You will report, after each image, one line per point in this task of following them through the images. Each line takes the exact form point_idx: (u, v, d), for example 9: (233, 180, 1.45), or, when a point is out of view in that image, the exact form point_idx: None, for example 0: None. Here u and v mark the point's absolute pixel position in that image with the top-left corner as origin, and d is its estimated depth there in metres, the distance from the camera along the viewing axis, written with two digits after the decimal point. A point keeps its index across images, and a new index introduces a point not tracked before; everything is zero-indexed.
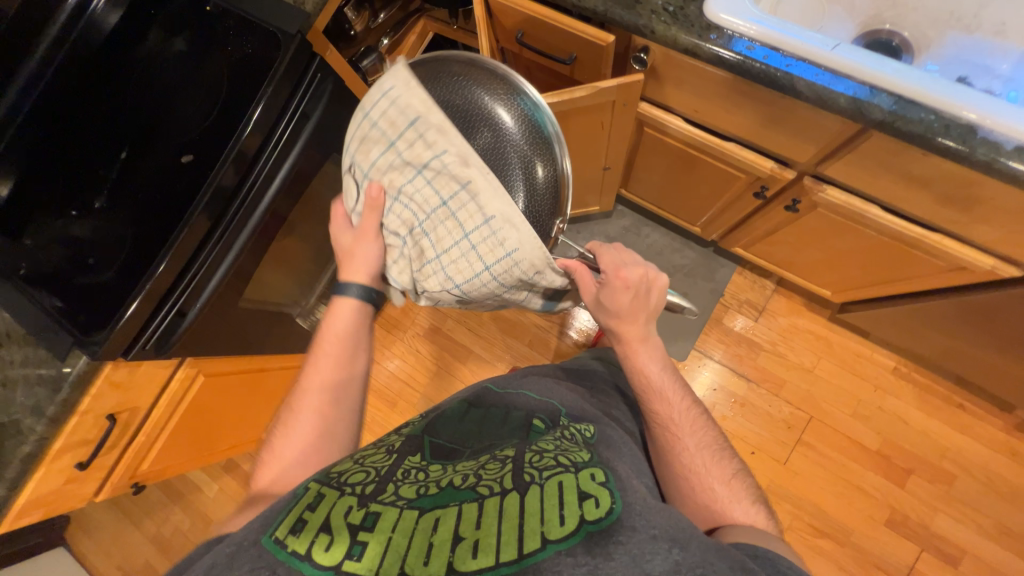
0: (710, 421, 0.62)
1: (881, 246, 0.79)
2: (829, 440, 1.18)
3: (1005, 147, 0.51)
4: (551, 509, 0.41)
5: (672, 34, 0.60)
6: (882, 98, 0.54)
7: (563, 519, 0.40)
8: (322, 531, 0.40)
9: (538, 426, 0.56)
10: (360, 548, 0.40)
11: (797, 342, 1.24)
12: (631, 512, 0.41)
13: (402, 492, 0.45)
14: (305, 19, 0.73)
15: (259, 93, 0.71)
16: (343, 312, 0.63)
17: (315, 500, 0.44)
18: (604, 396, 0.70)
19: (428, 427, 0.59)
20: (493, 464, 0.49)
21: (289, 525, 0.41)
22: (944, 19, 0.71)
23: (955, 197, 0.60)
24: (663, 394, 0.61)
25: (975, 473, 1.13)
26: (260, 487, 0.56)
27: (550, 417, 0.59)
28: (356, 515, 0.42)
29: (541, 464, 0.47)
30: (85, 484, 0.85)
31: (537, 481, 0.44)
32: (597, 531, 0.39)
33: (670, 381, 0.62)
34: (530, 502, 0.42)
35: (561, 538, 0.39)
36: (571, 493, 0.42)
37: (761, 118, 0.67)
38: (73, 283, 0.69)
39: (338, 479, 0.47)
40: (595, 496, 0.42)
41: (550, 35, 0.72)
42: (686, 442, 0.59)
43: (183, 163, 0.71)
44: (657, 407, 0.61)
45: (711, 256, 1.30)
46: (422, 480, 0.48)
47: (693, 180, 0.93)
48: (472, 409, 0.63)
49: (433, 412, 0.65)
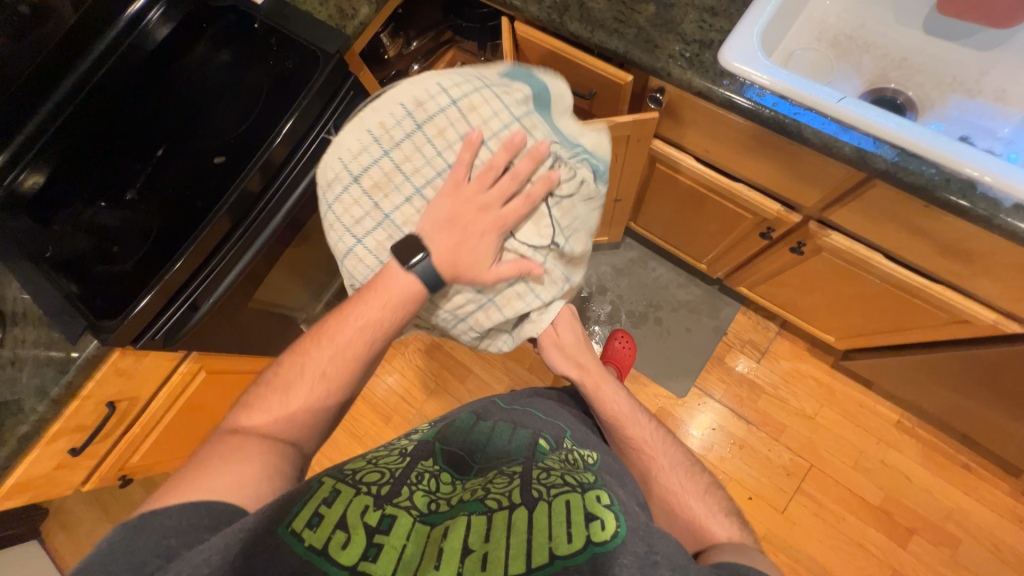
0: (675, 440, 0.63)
1: (886, 296, 0.80)
2: (829, 491, 1.15)
3: (1004, 204, 0.53)
4: (559, 527, 0.41)
5: (688, 77, 0.63)
6: (885, 150, 0.57)
7: (570, 538, 0.40)
8: (338, 528, 0.40)
9: (543, 445, 0.55)
10: (375, 550, 0.40)
11: (800, 387, 1.23)
12: (635, 536, 0.40)
13: (415, 501, 0.46)
14: (344, 41, 0.78)
15: (293, 105, 0.75)
16: (392, 292, 0.54)
17: (330, 495, 0.43)
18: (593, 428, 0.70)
19: (439, 435, 0.58)
20: (501, 479, 0.49)
21: (305, 518, 0.40)
22: (948, 83, 0.74)
23: (957, 249, 0.62)
24: (631, 420, 0.63)
25: (981, 539, 1.09)
26: (243, 428, 0.50)
27: (556, 439, 0.58)
28: (372, 516, 0.42)
29: (549, 482, 0.47)
30: (75, 471, 0.85)
31: (544, 498, 0.44)
32: (603, 552, 0.38)
33: (631, 406, 0.65)
34: (537, 518, 0.42)
35: (567, 555, 0.38)
36: (578, 513, 0.42)
37: (768, 161, 0.70)
38: (94, 269, 0.71)
39: (353, 478, 0.47)
40: (601, 517, 0.42)
41: (573, 71, 0.75)
42: (658, 461, 0.59)
43: (214, 163, 0.75)
44: (629, 431, 0.62)
45: (716, 294, 1.31)
46: (432, 493, 0.47)
47: (702, 218, 0.95)
48: (479, 422, 0.61)
49: (440, 420, 0.64)
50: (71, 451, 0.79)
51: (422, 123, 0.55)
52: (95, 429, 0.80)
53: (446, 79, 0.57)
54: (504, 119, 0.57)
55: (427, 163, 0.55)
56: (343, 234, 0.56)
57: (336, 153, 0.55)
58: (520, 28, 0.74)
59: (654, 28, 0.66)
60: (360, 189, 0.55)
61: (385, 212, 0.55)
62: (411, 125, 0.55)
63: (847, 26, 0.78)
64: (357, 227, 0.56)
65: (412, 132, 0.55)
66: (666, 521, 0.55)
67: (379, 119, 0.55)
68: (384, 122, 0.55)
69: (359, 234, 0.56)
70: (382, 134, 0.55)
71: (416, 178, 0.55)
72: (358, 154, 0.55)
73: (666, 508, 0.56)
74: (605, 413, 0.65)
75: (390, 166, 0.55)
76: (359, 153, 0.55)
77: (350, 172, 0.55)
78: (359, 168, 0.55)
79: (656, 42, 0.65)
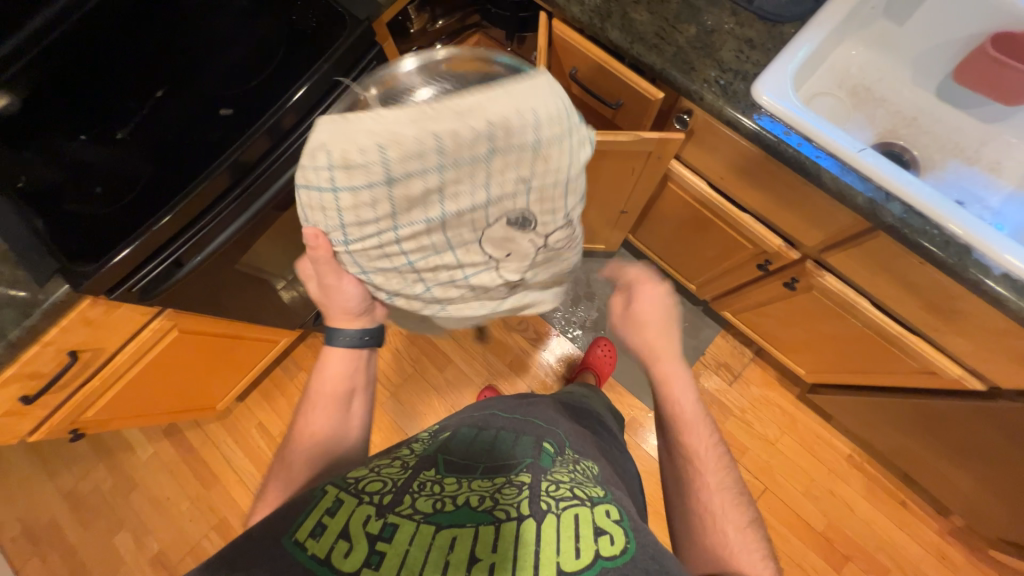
0: (732, 466, 0.61)
1: (862, 339, 0.85)
2: (779, 514, 1.21)
3: (993, 271, 0.56)
4: (568, 541, 0.42)
5: (719, 105, 0.64)
6: (895, 206, 0.59)
7: (578, 552, 0.41)
8: (340, 537, 0.41)
9: (548, 450, 0.55)
10: (378, 558, 0.40)
11: (765, 413, 1.28)
12: (645, 554, 0.42)
13: (418, 506, 0.45)
14: (376, 9, 0.75)
15: (314, 67, 0.71)
16: (343, 362, 0.65)
17: (334, 505, 0.45)
18: (613, 451, 0.65)
19: (442, 444, 0.56)
20: (510, 489, 0.47)
21: (309, 528, 0.42)
22: (948, 148, 0.78)
23: (940, 306, 0.66)
24: (691, 428, 0.62)
25: (906, 571, 1.18)
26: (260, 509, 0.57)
27: (559, 445, 0.57)
28: (374, 525, 0.42)
29: (557, 493, 0.46)
30: (23, 420, 0.79)
31: (553, 510, 0.44)
32: (612, 567, 0.40)
33: (696, 415, 0.63)
34: (546, 531, 0.42)
35: (576, 570, 0.40)
36: (587, 527, 0.43)
37: (780, 200, 0.73)
38: (64, 205, 0.66)
39: (356, 486, 0.47)
40: (610, 532, 0.43)
41: (603, 80, 0.75)
42: (708, 475, 0.59)
43: (220, 115, 0.71)
44: (686, 437, 0.62)
45: (700, 315, 1.35)
46: (437, 494, 0.47)
47: (702, 242, 0.98)
48: (481, 433, 0.58)
49: (443, 427, 0.62)
50: (23, 398, 0.74)
51: (493, 151, 0.48)
52: (53, 378, 0.74)
53: (543, 112, 0.48)
54: (561, 174, 0.53)
55: (470, 191, 0.50)
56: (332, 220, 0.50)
57: (381, 139, 0.45)
58: (558, 27, 0.74)
59: (693, 50, 0.66)
60: (387, 192, 0.48)
61: (398, 224, 0.51)
62: (482, 150, 0.47)
63: (867, 77, 0.81)
64: (358, 223, 0.50)
65: (477, 158, 0.48)
66: (690, 528, 0.57)
67: (453, 130, 0.46)
68: (455, 134, 0.46)
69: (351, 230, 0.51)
70: (447, 149, 0.46)
71: (450, 203, 0.50)
72: (400, 158, 0.46)
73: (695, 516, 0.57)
74: (667, 410, 0.64)
75: (434, 183, 0.48)
76: (410, 156, 0.46)
77: (387, 171, 0.46)
78: (399, 173, 0.46)
79: (693, 64, 0.66)
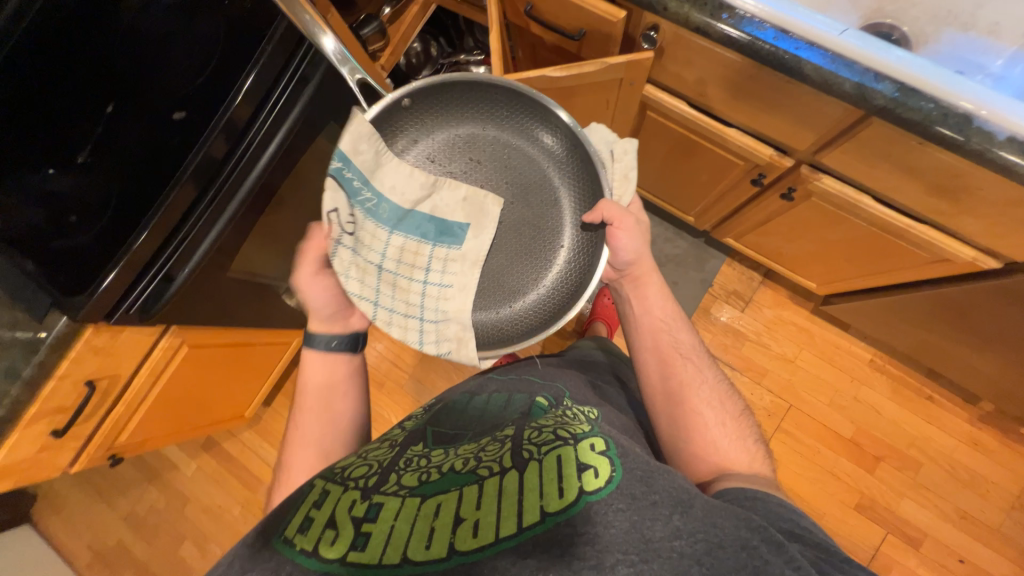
0: (710, 366, 0.63)
1: (870, 239, 0.82)
2: (806, 428, 1.22)
3: (998, 137, 0.53)
4: (551, 483, 0.42)
5: (684, 12, 0.60)
6: (886, 86, 0.55)
7: (561, 492, 0.41)
8: (327, 526, 0.42)
9: (542, 404, 0.55)
10: (364, 538, 0.41)
11: (781, 333, 1.28)
12: (632, 479, 0.43)
13: (403, 481, 0.47)
14: None
15: (256, 53, 0.67)
16: (324, 368, 0.66)
17: (320, 497, 0.45)
18: (606, 385, 0.66)
19: (432, 418, 0.59)
20: (492, 445, 0.49)
21: (297, 524, 0.43)
22: (942, 17, 0.73)
23: (946, 188, 0.63)
24: (666, 332, 0.65)
25: (941, 463, 1.18)
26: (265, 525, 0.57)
27: (555, 398, 0.57)
28: (360, 508, 0.44)
29: (540, 439, 0.46)
30: (61, 454, 0.82)
31: (536, 457, 0.44)
32: (596, 501, 0.41)
33: (669, 321, 0.66)
34: (529, 478, 0.43)
35: (558, 511, 0.40)
36: (570, 465, 0.43)
37: (766, 107, 0.69)
38: (50, 246, 0.62)
39: (341, 475, 0.48)
40: (595, 466, 0.43)
41: (560, 9, 0.71)
42: (693, 382, 0.60)
43: (176, 119, 0.64)
44: (664, 340, 0.64)
45: (703, 247, 1.32)
46: (422, 467, 0.49)
47: (692, 168, 0.94)
48: (474, 398, 0.62)
49: (435, 403, 0.64)
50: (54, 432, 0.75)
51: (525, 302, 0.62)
52: (78, 410, 0.76)
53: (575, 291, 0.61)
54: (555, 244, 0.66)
55: None
56: (420, 307, 0.58)
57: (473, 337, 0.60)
58: None
59: None
60: None
61: None
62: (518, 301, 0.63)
63: None
64: None
65: None
66: (678, 432, 0.58)
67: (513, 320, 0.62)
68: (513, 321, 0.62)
69: (434, 255, 0.58)
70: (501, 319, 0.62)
71: None
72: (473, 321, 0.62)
73: (685, 424, 0.58)
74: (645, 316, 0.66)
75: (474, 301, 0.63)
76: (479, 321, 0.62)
77: None
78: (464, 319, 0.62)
79: None
